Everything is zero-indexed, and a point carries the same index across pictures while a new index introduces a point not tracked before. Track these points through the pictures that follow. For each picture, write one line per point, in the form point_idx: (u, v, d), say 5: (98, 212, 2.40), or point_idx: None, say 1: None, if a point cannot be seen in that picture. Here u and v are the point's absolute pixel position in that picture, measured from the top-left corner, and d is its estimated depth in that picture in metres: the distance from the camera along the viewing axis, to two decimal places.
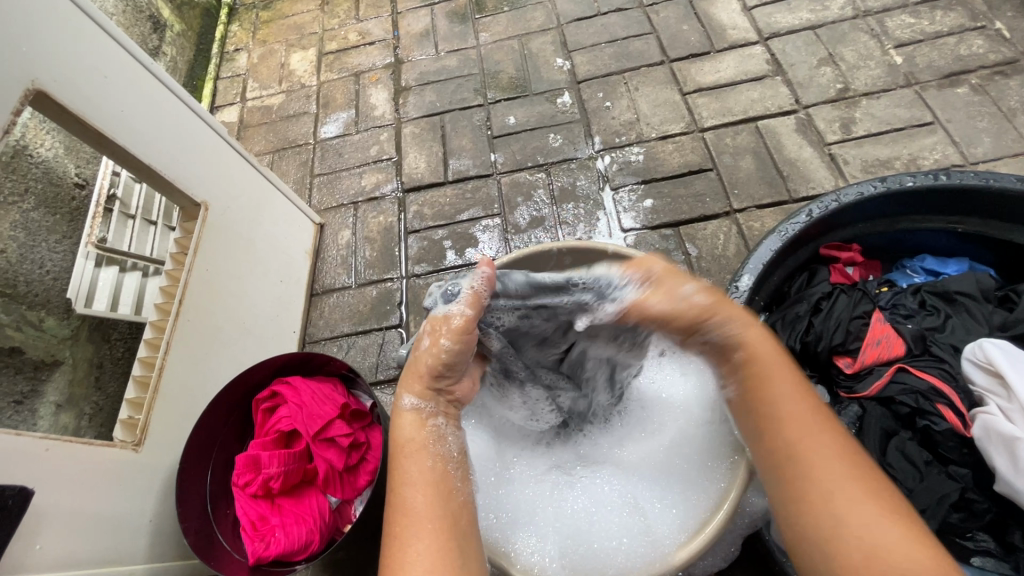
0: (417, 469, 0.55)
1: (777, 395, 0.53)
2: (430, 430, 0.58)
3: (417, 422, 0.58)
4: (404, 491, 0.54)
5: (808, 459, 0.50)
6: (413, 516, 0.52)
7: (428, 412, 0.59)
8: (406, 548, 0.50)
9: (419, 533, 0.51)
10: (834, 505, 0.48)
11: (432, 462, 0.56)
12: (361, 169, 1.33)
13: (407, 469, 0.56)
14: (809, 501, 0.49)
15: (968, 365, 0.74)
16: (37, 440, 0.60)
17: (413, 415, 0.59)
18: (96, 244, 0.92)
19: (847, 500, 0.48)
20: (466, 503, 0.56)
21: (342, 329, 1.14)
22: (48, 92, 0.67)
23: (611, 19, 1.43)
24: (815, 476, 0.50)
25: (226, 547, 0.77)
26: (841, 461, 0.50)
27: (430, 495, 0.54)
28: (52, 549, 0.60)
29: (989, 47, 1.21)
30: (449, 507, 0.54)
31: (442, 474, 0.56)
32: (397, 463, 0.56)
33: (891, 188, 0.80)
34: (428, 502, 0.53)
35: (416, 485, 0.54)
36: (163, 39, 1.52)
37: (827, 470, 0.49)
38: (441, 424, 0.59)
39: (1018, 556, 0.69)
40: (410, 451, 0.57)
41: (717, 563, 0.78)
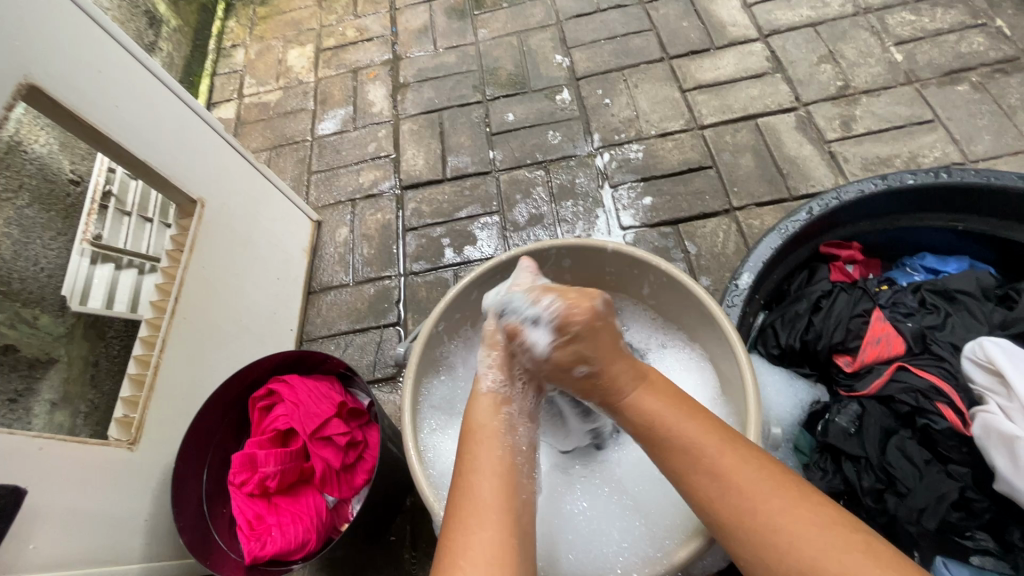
0: (487, 459, 0.58)
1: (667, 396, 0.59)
2: (502, 419, 0.62)
3: (493, 411, 0.62)
4: (471, 479, 0.56)
5: (747, 506, 0.51)
6: (481, 505, 0.54)
7: (502, 400, 0.64)
8: (470, 536, 0.51)
9: (484, 523, 0.52)
10: (712, 483, 0.53)
11: (501, 452, 0.58)
12: (359, 166, 1.32)
13: (479, 457, 0.58)
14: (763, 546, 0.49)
15: (968, 364, 0.74)
16: (31, 438, 0.60)
17: (488, 402, 0.63)
18: (91, 241, 0.91)
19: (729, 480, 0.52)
20: (528, 501, 0.57)
21: (340, 327, 1.13)
22: (43, 87, 0.66)
23: (610, 15, 1.42)
24: (694, 457, 0.55)
25: (222, 546, 0.77)
26: (737, 459, 0.53)
27: (497, 486, 0.55)
28: (47, 549, 0.60)
29: (990, 45, 1.21)
30: (515, 502, 0.55)
31: (509, 469, 0.58)
32: (468, 450, 0.59)
33: (892, 185, 0.80)
34: (495, 493, 0.55)
35: (486, 475, 0.56)
36: (159, 35, 1.51)
37: (736, 490, 0.52)
38: (513, 415, 0.63)
39: (1017, 555, 0.69)
40: (483, 437, 0.60)
41: (718, 562, 0.77)
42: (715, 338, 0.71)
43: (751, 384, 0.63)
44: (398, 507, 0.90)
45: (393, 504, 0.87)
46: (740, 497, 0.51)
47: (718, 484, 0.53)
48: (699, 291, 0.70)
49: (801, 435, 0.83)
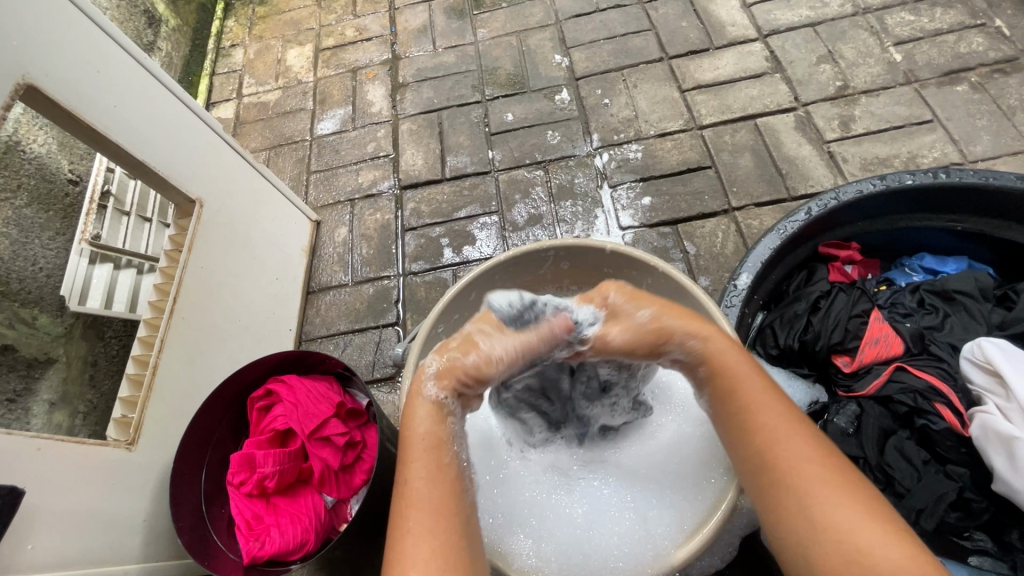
0: (427, 465, 0.56)
1: (748, 401, 0.57)
2: (448, 428, 0.59)
3: (435, 417, 0.59)
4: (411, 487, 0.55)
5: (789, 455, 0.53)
6: (420, 513, 0.52)
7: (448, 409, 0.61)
8: (411, 546, 0.50)
9: (423, 532, 0.51)
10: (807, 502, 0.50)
11: (446, 460, 0.57)
12: (358, 166, 1.32)
13: (418, 461, 0.56)
14: (792, 499, 0.51)
15: (966, 364, 0.74)
16: (29, 439, 0.60)
17: (430, 410, 0.59)
18: (89, 241, 0.91)
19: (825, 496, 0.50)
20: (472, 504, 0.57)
21: (339, 327, 1.13)
22: (40, 87, 0.66)
23: (610, 15, 1.42)
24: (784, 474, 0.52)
25: (221, 547, 0.77)
26: (822, 470, 0.51)
27: (437, 489, 0.54)
28: (45, 549, 0.60)
29: (989, 45, 1.21)
30: (457, 507, 0.54)
31: (452, 474, 0.56)
32: (408, 457, 0.57)
33: (891, 185, 0.80)
34: (434, 496, 0.54)
35: (427, 481, 0.55)
36: (158, 34, 1.51)
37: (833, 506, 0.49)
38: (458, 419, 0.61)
39: (1016, 556, 0.69)
40: (420, 444, 0.57)
41: (715, 564, 0.77)
42: None
43: None
44: None
45: (392, 504, 0.87)
46: (784, 448, 0.53)
47: (766, 434, 0.54)
48: (697, 291, 0.70)
49: None
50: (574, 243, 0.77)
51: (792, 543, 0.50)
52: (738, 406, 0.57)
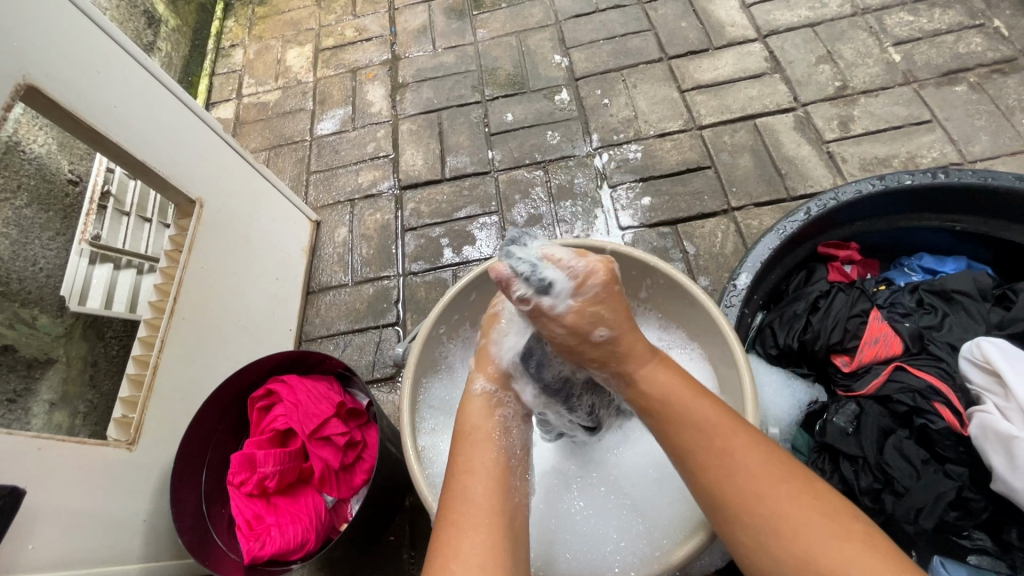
0: (481, 461, 0.58)
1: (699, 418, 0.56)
2: (496, 421, 0.62)
3: (485, 411, 0.63)
4: (463, 481, 0.56)
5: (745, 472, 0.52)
6: (471, 509, 0.53)
7: (496, 403, 0.64)
8: (462, 538, 0.51)
9: (474, 525, 0.52)
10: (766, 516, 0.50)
11: (494, 456, 0.59)
12: (358, 166, 1.32)
13: (472, 460, 0.58)
14: (759, 530, 0.50)
15: (965, 364, 0.74)
16: (30, 438, 0.60)
17: (482, 403, 0.64)
18: (89, 241, 0.91)
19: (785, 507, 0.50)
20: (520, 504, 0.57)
21: (339, 327, 1.13)
22: (40, 87, 0.66)
23: (609, 15, 1.42)
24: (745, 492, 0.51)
25: (220, 547, 0.77)
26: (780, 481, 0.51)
27: (489, 488, 0.55)
28: (46, 549, 0.60)
29: (988, 45, 1.21)
30: (506, 504, 0.55)
31: (502, 471, 0.58)
32: (459, 452, 0.59)
33: (889, 186, 0.80)
34: (487, 496, 0.55)
35: (478, 477, 0.56)
36: (158, 34, 1.51)
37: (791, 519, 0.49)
38: (506, 416, 0.64)
39: (1015, 555, 0.69)
40: (474, 441, 0.60)
41: (715, 562, 0.78)
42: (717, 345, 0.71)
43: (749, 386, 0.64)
44: (397, 507, 0.90)
45: (392, 504, 0.87)
46: (744, 478, 0.52)
47: (722, 465, 0.53)
48: (697, 291, 0.70)
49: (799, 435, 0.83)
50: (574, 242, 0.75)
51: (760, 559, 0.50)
52: (689, 425, 0.56)
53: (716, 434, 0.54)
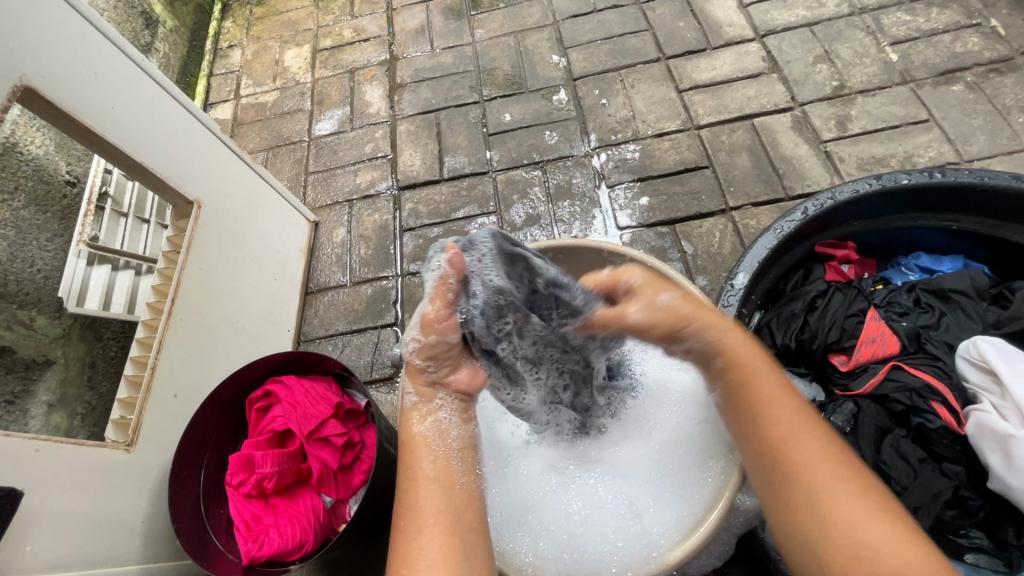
0: (421, 466, 0.57)
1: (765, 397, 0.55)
2: (431, 425, 0.61)
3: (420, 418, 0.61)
4: (409, 488, 0.56)
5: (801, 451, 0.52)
6: (417, 513, 0.53)
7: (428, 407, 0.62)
8: (412, 541, 0.51)
9: (422, 527, 0.52)
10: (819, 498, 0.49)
11: (434, 458, 0.58)
12: (357, 166, 1.32)
13: (413, 467, 0.57)
14: (804, 500, 0.50)
15: (963, 363, 0.75)
16: (27, 440, 0.60)
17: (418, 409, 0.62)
18: (87, 243, 0.90)
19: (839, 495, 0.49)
20: (471, 499, 0.56)
21: (337, 328, 1.13)
22: (36, 88, 0.66)
23: (607, 16, 1.42)
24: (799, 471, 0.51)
25: (219, 547, 0.77)
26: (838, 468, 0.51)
27: (434, 491, 0.55)
28: (44, 550, 0.60)
29: (984, 44, 1.21)
30: (454, 502, 0.55)
31: (443, 470, 0.57)
32: (403, 462, 0.59)
33: (886, 185, 0.80)
34: (431, 498, 0.54)
35: (422, 483, 0.56)
36: (155, 35, 1.50)
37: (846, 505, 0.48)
38: (444, 419, 0.62)
39: (1011, 553, 0.69)
40: (413, 446, 0.59)
41: (711, 561, 0.78)
42: None
43: None
44: None
45: (391, 504, 0.88)
46: (803, 445, 0.52)
47: (782, 430, 0.53)
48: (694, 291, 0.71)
49: None
50: (572, 243, 0.77)
51: (796, 538, 0.50)
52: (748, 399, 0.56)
53: (788, 410, 0.54)
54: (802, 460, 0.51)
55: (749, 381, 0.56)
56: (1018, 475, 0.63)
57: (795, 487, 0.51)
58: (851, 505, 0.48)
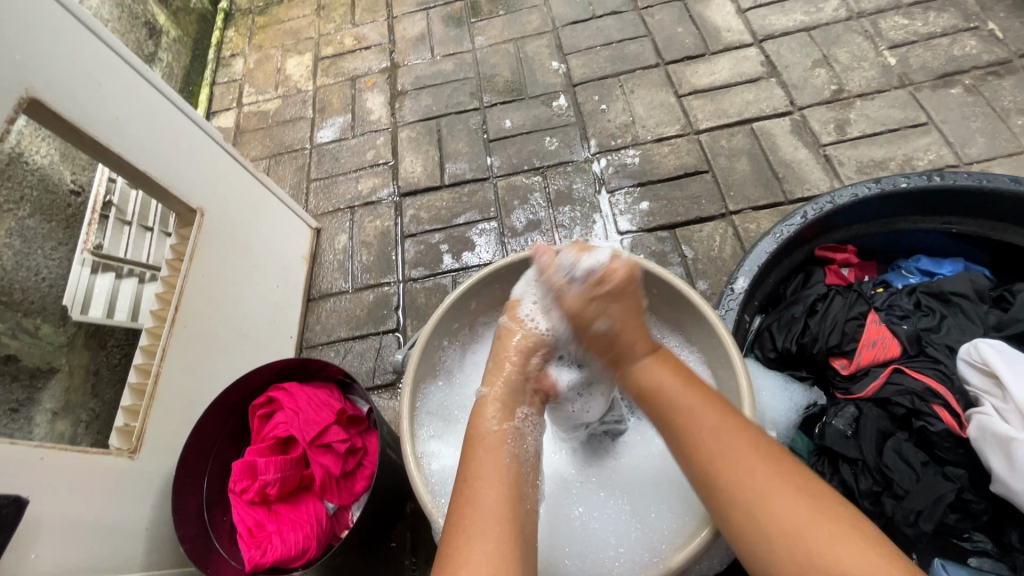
0: (493, 463, 0.58)
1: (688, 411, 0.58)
2: (510, 428, 0.62)
3: (500, 420, 0.63)
4: (475, 485, 0.56)
5: (723, 458, 0.54)
6: (483, 514, 0.54)
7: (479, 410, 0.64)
8: (474, 542, 0.51)
9: (488, 525, 0.53)
10: (750, 500, 0.51)
11: (507, 462, 0.59)
12: (358, 173, 1.33)
13: (483, 465, 0.58)
14: (742, 514, 0.51)
15: (963, 366, 0.74)
16: (32, 448, 0.60)
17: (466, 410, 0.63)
18: (92, 251, 0.92)
19: (772, 499, 0.50)
20: (529, 512, 0.57)
21: (339, 334, 1.14)
22: (43, 100, 0.67)
23: (606, 22, 1.43)
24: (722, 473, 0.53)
25: (222, 554, 0.77)
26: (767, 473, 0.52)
27: (502, 495, 0.56)
28: (48, 558, 0.60)
29: (982, 48, 1.22)
30: (519, 509, 0.56)
31: (515, 475, 0.58)
32: (472, 457, 0.59)
33: (885, 189, 0.80)
34: (498, 502, 0.55)
35: (489, 483, 0.56)
36: (159, 45, 1.52)
37: (776, 506, 0.50)
38: (519, 425, 0.64)
39: (1015, 556, 0.69)
40: (489, 444, 0.60)
41: (715, 566, 0.77)
42: (710, 340, 0.72)
43: (746, 389, 0.64)
44: (398, 514, 0.91)
45: (392, 511, 0.88)
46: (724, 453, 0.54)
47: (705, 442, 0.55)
48: (695, 296, 0.71)
49: (798, 439, 0.83)
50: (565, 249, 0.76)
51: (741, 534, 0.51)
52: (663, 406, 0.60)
53: (704, 422, 0.56)
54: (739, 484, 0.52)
55: (665, 406, 0.60)
56: (1019, 478, 0.63)
57: (721, 491, 0.53)
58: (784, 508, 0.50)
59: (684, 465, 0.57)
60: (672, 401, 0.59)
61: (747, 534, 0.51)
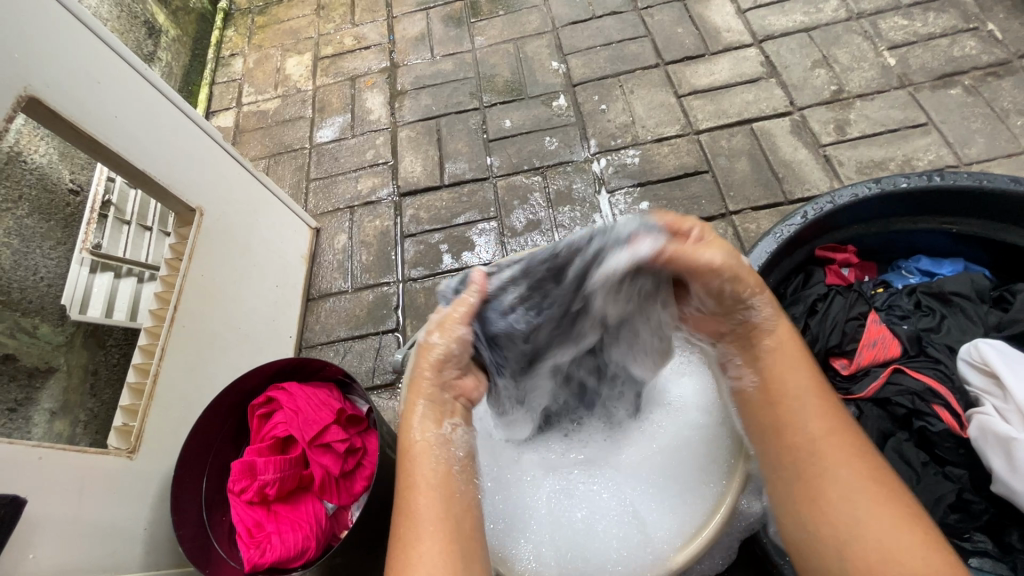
0: (422, 470, 0.58)
1: (794, 410, 0.58)
2: (436, 432, 0.61)
3: (422, 425, 0.61)
4: (409, 495, 0.56)
5: (824, 459, 0.55)
6: (419, 520, 0.54)
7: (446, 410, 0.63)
8: (413, 550, 0.52)
9: (425, 533, 0.53)
10: (836, 507, 0.53)
11: (434, 465, 0.58)
12: (358, 173, 1.33)
13: (413, 472, 0.58)
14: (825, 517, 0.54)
15: (964, 366, 0.75)
16: (31, 448, 0.60)
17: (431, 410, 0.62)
18: (90, 251, 0.91)
19: (868, 503, 0.52)
20: (468, 507, 0.57)
21: (339, 334, 1.14)
22: (41, 98, 0.67)
23: (606, 22, 1.43)
24: (816, 474, 0.55)
25: (221, 555, 0.77)
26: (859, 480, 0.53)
27: (434, 499, 0.56)
28: (47, 559, 0.60)
29: (982, 48, 1.22)
30: (453, 510, 0.56)
31: (445, 478, 0.58)
32: (404, 468, 0.59)
33: (885, 189, 0.80)
34: (431, 506, 0.55)
35: (422, 489, 0.56)
36: (158, 45, 1.52)
37: (870, 514, 0.51)
38: (448, 429, 0.62)
39: (1016, 556, 0.69)
40: (415, 453, 0.59)
41: (715, 566, 0.77)
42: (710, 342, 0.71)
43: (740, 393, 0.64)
44: None
45: (392, 511, 0.88)
46: (829, 457, 0.55)
47: (808, 443, 0.56)
48: None
49: None
50: None
51: (828, 534, 0.53)
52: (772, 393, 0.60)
53: (812, 419, 0.57)
54: (836, 486, 0.54)
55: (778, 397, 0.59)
56: (1021, 479, 0.63)
57: (812, 490, 0.55)
58: (869, 516, 0.51)
59: (776, 458, 0.59)
60: (781, 393, 0.59)
61: (831, 533, 0.53)
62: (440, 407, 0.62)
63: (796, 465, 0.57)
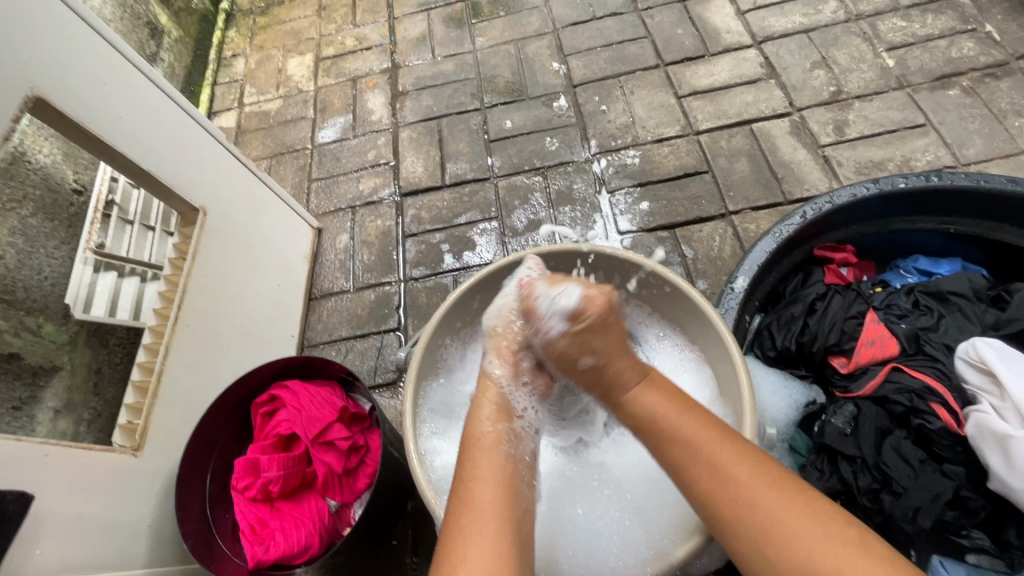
0: (486, 466, 0.59)
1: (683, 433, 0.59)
2: (503, 428, 0.64)
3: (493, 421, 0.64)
4: (472, 482, 0.58)
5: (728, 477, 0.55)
6: (480, 509, 0.55)
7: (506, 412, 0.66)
8: (471, 539, 0.52)
9: (479, 530, 0.53)
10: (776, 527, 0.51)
11: (503, 459, 0.60)
12: (359, 173, 1.34)
13: (480, 462, 0.60)
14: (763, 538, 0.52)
15: (962, 365, 0.75)
16: (38, 445, 0.61)
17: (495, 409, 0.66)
18: (93, 249, 0.93)
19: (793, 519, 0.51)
20: (527, 507, 0.58)
21: (341, 333, 1.14)
22: (47, 99, 0.67)
23: (606, 23, 1.44)
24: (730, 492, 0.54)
25: (225, 551, 0.78)
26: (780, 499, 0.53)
27: (496, 491, 0.57)
28: (54, 555, 0.60)
29: (980, 50, 1.23)
30: (515, 508, 0.57)
31: (508, 475, 0.59)
32: (467, 455, 0.61)
33: (884, 189, 0.81)
34: (494, 498, 0.56)
35: (487, 480, 0.58)
36: (160, 45, 1.52)
37: (796, 531, 0.51)
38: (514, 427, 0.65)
39: (1013, 553, 0.70)
40: (484, 443, 0.62)
41: (712, 564, 0.78)
42: (713, 343, 0.72)
43: (748, 391, 0.64)
44: (400, 512, 0.91)
45: (395, 509, 0.88)
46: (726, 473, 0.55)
47: (703, 464, 0.57)
48: (696, 295, 0.72)
49: (798, 436, 0.85)
50: (557, 248, 0.77)
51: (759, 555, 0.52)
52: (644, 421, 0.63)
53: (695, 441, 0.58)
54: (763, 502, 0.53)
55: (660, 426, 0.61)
56: (1018, 476, 0.63)
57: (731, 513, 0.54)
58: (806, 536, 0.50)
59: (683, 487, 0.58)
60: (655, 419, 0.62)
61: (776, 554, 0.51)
62: (505, 408, 0.66)
63: (705, 488, 0.56)
